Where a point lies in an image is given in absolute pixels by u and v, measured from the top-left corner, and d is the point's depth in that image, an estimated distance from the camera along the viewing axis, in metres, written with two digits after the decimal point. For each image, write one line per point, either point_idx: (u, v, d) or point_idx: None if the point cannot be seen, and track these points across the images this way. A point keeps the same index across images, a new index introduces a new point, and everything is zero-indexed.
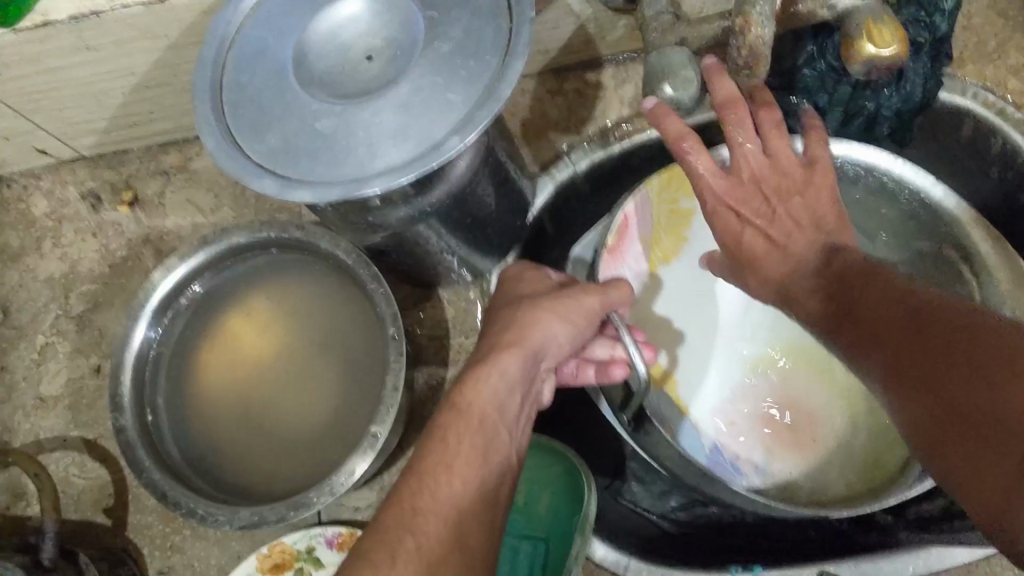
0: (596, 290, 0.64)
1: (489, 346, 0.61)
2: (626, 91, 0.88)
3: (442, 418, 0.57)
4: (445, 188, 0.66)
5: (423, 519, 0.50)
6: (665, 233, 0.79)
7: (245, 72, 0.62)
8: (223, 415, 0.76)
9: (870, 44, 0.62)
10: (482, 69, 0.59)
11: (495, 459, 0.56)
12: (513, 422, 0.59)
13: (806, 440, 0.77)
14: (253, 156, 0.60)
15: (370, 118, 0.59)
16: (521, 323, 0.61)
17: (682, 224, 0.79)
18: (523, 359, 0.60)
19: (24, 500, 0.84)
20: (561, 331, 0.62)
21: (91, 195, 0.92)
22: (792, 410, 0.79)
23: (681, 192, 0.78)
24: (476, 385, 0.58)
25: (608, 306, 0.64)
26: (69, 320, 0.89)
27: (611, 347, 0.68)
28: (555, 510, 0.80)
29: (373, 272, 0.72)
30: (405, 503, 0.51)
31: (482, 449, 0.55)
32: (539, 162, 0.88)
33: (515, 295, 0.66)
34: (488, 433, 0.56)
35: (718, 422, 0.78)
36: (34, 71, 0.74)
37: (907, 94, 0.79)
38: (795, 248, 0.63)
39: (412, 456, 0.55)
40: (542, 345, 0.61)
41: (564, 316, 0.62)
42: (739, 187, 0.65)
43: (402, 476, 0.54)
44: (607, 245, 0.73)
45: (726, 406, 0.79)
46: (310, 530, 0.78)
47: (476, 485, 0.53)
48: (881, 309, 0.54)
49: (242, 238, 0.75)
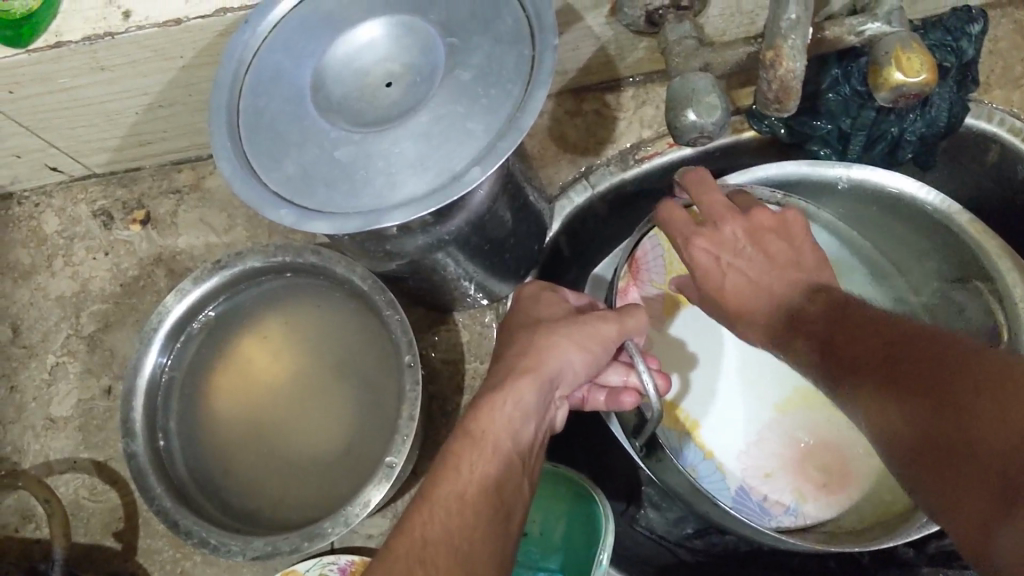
0: (613, 316, 0.62)
1: (504, 372, 0.60)
2: (646, 112, 0.87)
3: (455, 444, 0.56)
4: (464, 216, 0.64)
5: (433, 551, 0.49)
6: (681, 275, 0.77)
7: (262, 98, 0.61)
8: (234, 438, 0.75)
9: (898, 72, 0.61)
10: (504, 98, 0.58)
11: (508, 488, 0.55)
12: (527, 448, 0.58)
13: (833, 475, 0.76)
14: (271, 184, 0.59)
15: (390, 147, 0.58)
16: (538, 347, 0.60)
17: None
18: (540, 385, 0.58)
19: (33, 522, 0.83)
20: (578, 358, 0.60)
21: (102, 213, 0.91)
22: (819, 446, 0.77)
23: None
24: (490, 412, 0.57)
25: (625, 333, 0.62)
26: (80, 340, 0.88)
27: (625, 373, 0.66)
28: (570, 539, 0.78)
29: (389, 298, 0.70)
30: (415, 531, 0.50)
31: (495, 477, 0.54)
32: (557, 183, 0.87)
33: (532, 319, 0.64)
34: (501, 463, 0.55)
35: (743, 456, 0.76)
36: (46, 89, 0.73)
37: (932, 120, 0.78)
38: (777, 288, 0.63)
39: (423, 484, 0.54)
40: (558, 373, 0.59)
41: (579, 343, 0.60)
42: (716, 231, 0.65)
43: (413, 502, 0.53)
44: (619, 286, 0.74)
45: (751, 442, 0.76)
46: (322, 558, 0.77)
47: (488, 517, 0.52)
48: (866, 337, 0.54)
49: (256, 262, 0.74)
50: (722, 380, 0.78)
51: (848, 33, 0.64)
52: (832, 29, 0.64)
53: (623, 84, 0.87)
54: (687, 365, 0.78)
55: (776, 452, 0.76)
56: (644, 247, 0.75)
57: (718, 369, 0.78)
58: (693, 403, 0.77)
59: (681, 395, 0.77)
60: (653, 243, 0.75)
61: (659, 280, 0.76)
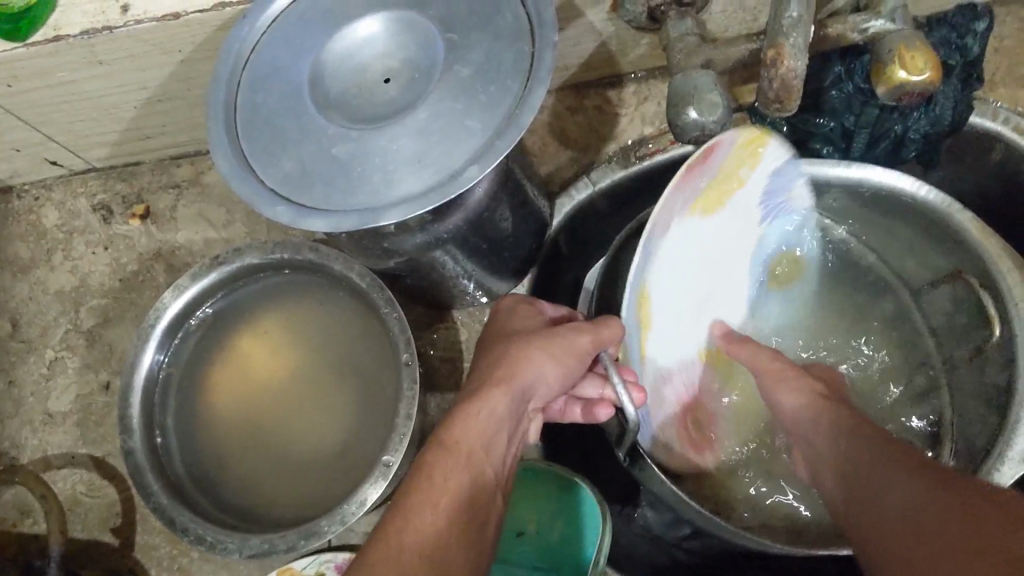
0: (589, 327, 0.59)
1: (476, 383, 0.58)
2: (647, 109, 0.86)
3: (431, 455, 0.53)
4: (461, 215, 0.64)
5: (409, 557, 0.46)
6: (717, 185, 0.65)
7: (260, 93, 0.61)
8: (233, 433, 0.75)
9: (902, 70, 0.61)
10: (502, 95, 0.57)
11: (483, 501, 0.52)
12: (500, 461, 0.56)
13: (705, 440, 0.75)
14: (268, 182, 0.59)
15: (388, 145, 0.58)
16: (512, 358, 0.58)
17: (727, 187, 0.67)
18: (511, 399, 0.57)
19: (31, 517, 0.83)
20: (552, 371, 0.59)
21: (101, 207, 0.91)
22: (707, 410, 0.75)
23: (747, 159, 0.66)
24: (464, 424, 0.55)
25: (598, 345, 0.59)
26: (79, 334, 0.88)
27: (601, 386, 0.65)
28: (568, 541, 0.76)
29: (388, 296, 0.70)
30: (390, 537, 0.47)
31: (471, 488, 0.52)
32: (558, 181, 0.86)
33: (507, 335, 0.62)
34: (478, 474, 0.53)
35: (659, 379, 0.68)
36: (44, 84, 0.73)
37: (936, 118, 0.77)
38: (805, 417, 0.61)
39: (398, 493, 0.51)
40: (529, 387, 0.58)
41: (555, 356, 0.59)
42: (773, 366, 0.67)
43: (388, 512, 0.49)
44: (689, 162, 0.60)
45: (667, 371, 0.69)
46: (319, 555, 0.77)
47: (465, 528, 0.49)
48: (886, 465, 0.50)
49: (254, 259, 0.74)
50: (679, 301, 0.67)
51: (852, 31, 0.63)
52: (834, 26, 0.63)
53: (625, 80, 0.87)
54: (671, 268, 0.64)
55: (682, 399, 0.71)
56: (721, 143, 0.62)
57: (683, 291, 0.67)
58: (658, 305, 0.64)
59: (654, 294, 0.63)
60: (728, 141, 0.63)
61: (708, 177, 0.63)
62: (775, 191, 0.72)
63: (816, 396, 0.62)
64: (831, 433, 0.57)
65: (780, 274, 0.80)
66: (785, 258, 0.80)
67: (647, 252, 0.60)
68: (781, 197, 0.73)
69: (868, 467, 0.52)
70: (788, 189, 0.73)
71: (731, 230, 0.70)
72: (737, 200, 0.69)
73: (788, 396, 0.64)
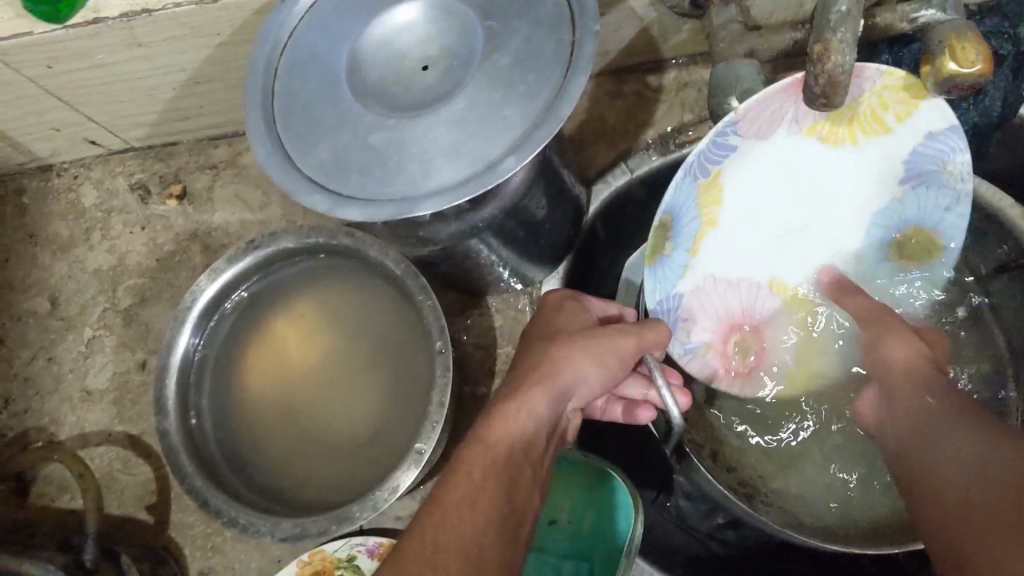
0: (633, 330, 0.59)
1: (513, 382, 0.58)
2: (688, 96, 0.85)
3: (465, 452, 0.53)
4: (498, 204, 0.64)
5: (444, 554, 0.46)
6: (850, 118, 0.64)
7: (297, 80, 0.61)
8: (265, 416, 0.75)
9: (952, 62, 0.57)
10: (541, 84, 0.56)
11: (520, 496, 0.52)
12: (537, 460, 0.55)
13: (748, 373, 0.70)
14: (305, 170, 0.59)
15: (425, 134, 0.57)
16: (550, 358, 0.57)
17: (867, 129, 0.65)
18: (550, 399, 0.56)
19: (69, 493, 0.85)
20: (592, 373, 0.57)
21: (140, 187, 0.92)
22: (760, 347, 0.70)
23: (896, 107, 0.63)
24: (502, 421, 0.54)
25: (642, 348, 0.59)
26: (116, 313, 0.89)
27: (644, 388, 0.65)
28: (600, 529, 0.76)
29: (422, 283, 0.70)
30: (425, 532, 0.47)
31: (508, 485, 0.51)
32: (595, 168, 0.85)
33: (550, 332, 0.61)
34: (515, 471, 0.52)
35: (708, 280, 0.69)
36: (85, 65, 0.73)
37: (985, 109, 0.76)
38: (888, 366, 0.62)
39: (432, 492, 0.51)
40: (570, 387, 0.57)
41: (595, 356, 0.57)
42: (876, 315, 0.64)
43: (424, 508, 0.50)
44: None
45: (726, 278, 0.69)
46: (350, 538, 0.77)
47: (500, 523, 0.49)
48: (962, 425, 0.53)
49: (289, 244, 0.74)
50: (761, 209, 0.68)
51: (901, 20, 0.62)
52: (883, 16, 0.63)
53: (665, 66, 0.86)
54: (757, 174, 0.67)
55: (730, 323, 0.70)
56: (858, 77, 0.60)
57: (770, 208, 0.69)
58: (732, 209, 0.68)
59: (726, 191, 0.67)
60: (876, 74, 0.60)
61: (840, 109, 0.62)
62: (928, 157, 0.65)
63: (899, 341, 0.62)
64: (907, 382, 0.59)
65: (911, 251, 0.70)
66: (922, 236, 0.69)
67: (721, 139, 0.63)
68: (934, 167, 0.65)
69: (966, 436, 0.53)
70: (944, 161, 0.65)
71: (853, 175, 0.68)
72: (878, 148, 0.66)
73: (903, 352, 0.61)
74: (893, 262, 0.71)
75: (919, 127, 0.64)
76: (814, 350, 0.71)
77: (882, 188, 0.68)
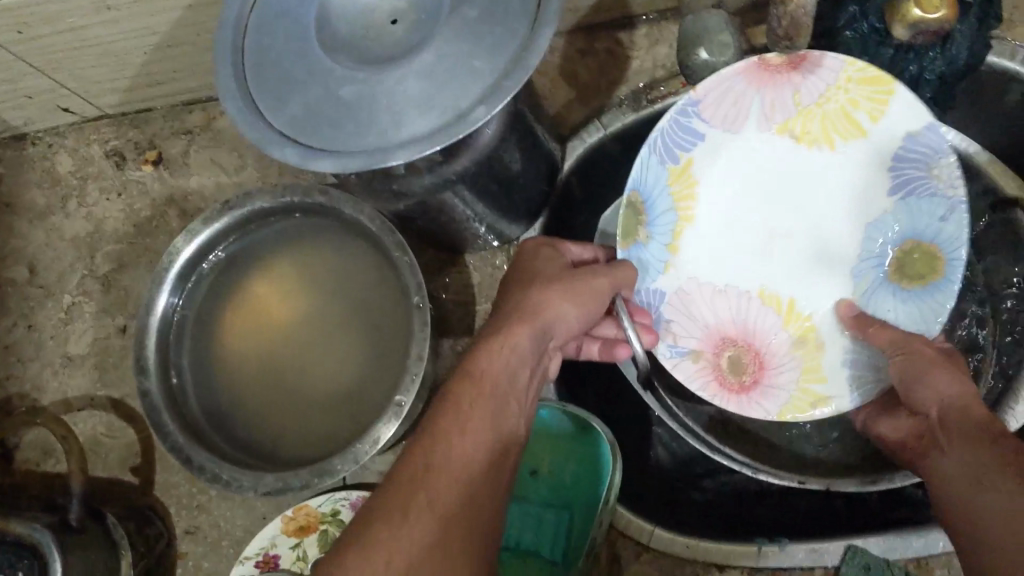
0: (605, 271, 0.62)
1: (497, 322, 0.58)
2: (659, 52, 0.85)
3: (453, 386, 0.53)
4: (471, 156, 0.64)
5: (435, 477, 0.47)
6: (821, 119, 0.67)
7: (267, 36, 0.61)
8: (246, 375, 0.76)
9: (915, 8, 0.63)
10: (509, 36, 0.57)
11: (507, 429, 0.53)
12: (523, 397, 0.56)
13: (737, 385, 0.69)
14: (277, 125, 0.59)
15: (395, 86, 0.58)
16: (534, 301, 0.58)
17: (843, 130, 0.67)
18: (533, 335, 0.57)
19: (54, 458, 0.85)
20: (573, 313, 0.59)
21: (114, 154, 0.92)
22: (751, 360, 0.69)
23: (868, 104, 0.66)
24: (491, 355, 0.55)
25: (616, 284, 0.62)
26: (95, 280, 0.89)
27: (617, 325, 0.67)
28: (580, 479, 0.77)
29: (398, 240, 0.70)
30: (418, 458, 0.48)
31: (495, 419, 0.52)
32: (569, 124, 0.86)
33: (530, 276, 0.61)
34: (500, 405, 0.53)
35: (691, 284, 0.71)
36: (56, 29, 0.73)
37: (951, 58, 0.73)
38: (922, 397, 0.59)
39: (424, 420, 0.52)
40: (553, 327, 0.58)
41: (576, 300, 0.59)
42: (902, 343, 0.62)
43: (414, 434, 0.50)
44: (766, 57, 0.65)
45: (712, 286, 0.71)
46: (335, 493, 0.78)
47: (488, 452, 0.50)
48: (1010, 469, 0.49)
49: (264, 203, 0.74)
50: (744, 211, 0.71)
51: None
52: None
53: (636, 22, 0.86)
54: (731, 172, 0.70)
55: (721, 335, 0.70)
56: (818, 65, 0.65)
57: (752, 215, 0.70)
58: (710, 205, 0.71)
59: (700, 186, 0.70)
60: (832, 63, 0.65)
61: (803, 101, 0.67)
62: (914, 161, 0.66)
63: (930, 372, 0.59)
64: (945, 418, 0.56)
65: (911, 270, 0.67)
66: (922, 249, 0.67)
67: (683, 118, 0.68)
68: (919, 172, 0.65)
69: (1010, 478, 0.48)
70: (930, 165, 0.65)
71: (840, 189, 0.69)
72: (857, 153, 0.68)
73: (951, 390, 0.58)
74: (893, 281, 0.68)
75: (895, 128, 0.65)
76: (808, 368, 0.69)
77: (874, 199, 0.68)
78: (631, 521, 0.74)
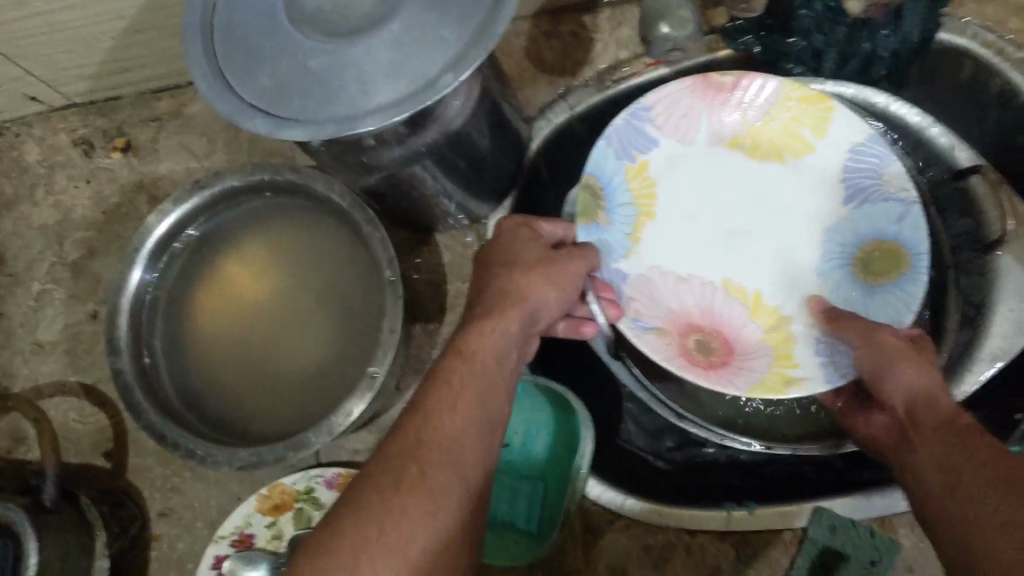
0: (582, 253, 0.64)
1: (481, 298, 0.60)
2: (622, 34, 0.87)
3: (444, 361, 0.55)
4: (439, 128, 0.65)
5: (424, 450, 0.49)
6: (768, 136, 0.71)
7: (236, 12, 0.62)
8: (219, 356, 0.76)
9: None
10: (475, 7, 0.58)
11: (496, 403, 0.55)
12: (510, 376, 0.58)
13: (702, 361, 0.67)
14: (247, 97, 0.60)
15: (363, 57, 0.59)
16: (518, 279, 0.59)
17: (791, 147, 0.71)
18: (522, 318, 0.58)
19: (25, 445, 0.85)
20: (556, 293, 0.60)
21: (82, 142, 0.92)
22: (717, 344, 0.68)
23: (809, 120, 0.70)
24: (480, 334, 0.56)
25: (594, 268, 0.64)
26: (64, 267, 0.89)
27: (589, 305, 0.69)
28: (553, 452, 0.79)
29: (369, 216, 0.71)
30: (409, 432, 0.50)
31: (483, 396, 0.54)
32: (536, 104, 0.87)
33: (506, 252, 0.62)
34: (490, 383, 0.55)
35: (653, 272, 0.71)
36: (21, 14, 0.73)
37: (904, 36, 0.75)
38: (887, 387, 0.58)
39: (417, 395, 0.53)
40: (538, 309, 0.59)
41: (559, 281, 0.61)
42: (869, 334, 0.61)
43: (406, 411, 0.52)
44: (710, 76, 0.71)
45: (676, 274, 0.71)
46: (309, 471, 0.78)
47: (477, 427, 0.52)
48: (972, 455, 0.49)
49: (235, 182, 0.75)
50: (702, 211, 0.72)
51: None
52: None
53: (600, 4, 0.88)
54: (687, 176, 0.72)
55: (687, 321, 0.69)
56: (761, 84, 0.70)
57: (710, 214, 0.72)
58: (668, 204, 0.72)
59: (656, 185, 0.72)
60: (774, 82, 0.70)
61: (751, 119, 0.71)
62: (863, 170, 0.69)
63: (896, 359, 0.58)
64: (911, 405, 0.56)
65: (874, 268, 0.68)
66: (883, 250, 0.68)
67: (637, 121, 0.71)
68: (872, 178, 0.69)
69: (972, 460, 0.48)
70: (880, 171, 0.69)
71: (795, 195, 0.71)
72: (806, 167, 0.71)
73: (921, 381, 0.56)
74: (857, 281, 0.68)
75: (838, 141, 0.70)
76: (777, 355, 0.67)
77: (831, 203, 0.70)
78: (602, 492, 0.76)
